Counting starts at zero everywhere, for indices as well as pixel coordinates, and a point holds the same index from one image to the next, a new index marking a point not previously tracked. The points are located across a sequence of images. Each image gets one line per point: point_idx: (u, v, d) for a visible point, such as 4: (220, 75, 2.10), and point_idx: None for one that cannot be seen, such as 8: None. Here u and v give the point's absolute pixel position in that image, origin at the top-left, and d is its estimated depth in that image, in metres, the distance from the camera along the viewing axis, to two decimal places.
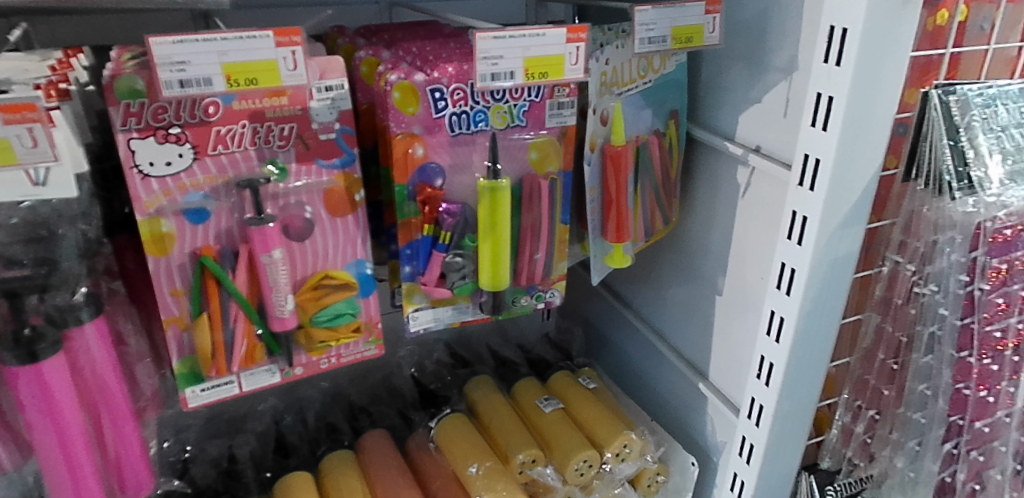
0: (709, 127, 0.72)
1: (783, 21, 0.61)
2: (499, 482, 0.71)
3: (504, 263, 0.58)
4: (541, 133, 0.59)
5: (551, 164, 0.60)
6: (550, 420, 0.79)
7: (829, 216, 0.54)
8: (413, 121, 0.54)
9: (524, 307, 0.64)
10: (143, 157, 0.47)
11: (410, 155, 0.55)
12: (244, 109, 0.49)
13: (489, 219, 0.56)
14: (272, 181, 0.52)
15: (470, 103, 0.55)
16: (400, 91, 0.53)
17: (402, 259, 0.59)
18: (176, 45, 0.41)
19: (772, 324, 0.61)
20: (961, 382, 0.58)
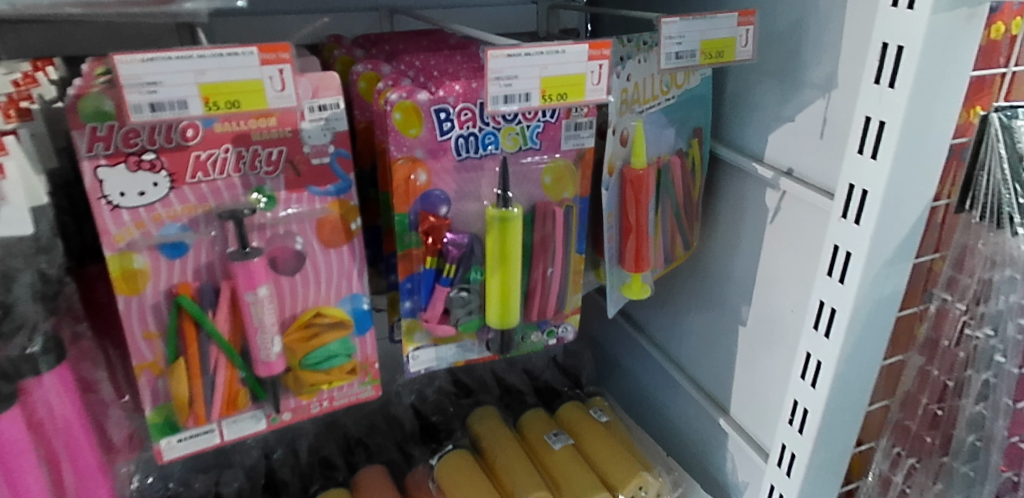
0: (734, 147, 0.67)
1: (821, 33, 0.56)
2: None
3: (514, 299, 0.53)
4: (557, 156, 0.53)
5: (567, 189, 0.54)
6: (559, 458, 0.74)
7: (876, 253, 0.49)
8: (415, 145, 0.48)
9: (535, 343, 0.59)
10: (113, 187, 0.42)
11: (412, 181, 0.49)
12: (227, 132, 0.44)
13: (498, 250, 0.51)
14: (259, 210, 0.46)
15: (478, 124, 0.50)
16: (401, 111, 0.47)
17: (401, 293, 0.53)
18: (146, 64, 0.36)
19: (807, 368, 0.56)
20: (1017, 434, 0.54)
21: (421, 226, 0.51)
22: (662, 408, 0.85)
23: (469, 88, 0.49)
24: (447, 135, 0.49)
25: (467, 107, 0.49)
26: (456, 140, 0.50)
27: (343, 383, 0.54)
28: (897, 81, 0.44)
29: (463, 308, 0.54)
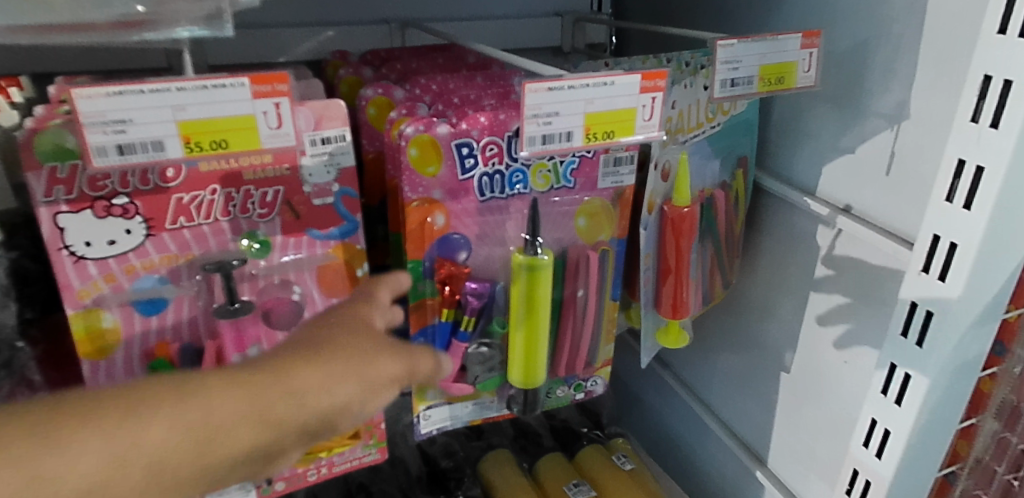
0: (781, 176, 0.60)
1: (890, 55, 0.48)
2: None
3: (541, 355, 0.46)
4: (593, 195, 0.47)
5: (604, 231, 0.49)
6: None
7: (962, 314, 0.43)
8: (433, 185, 0.43)
9: (560, 398, 0.53)
10: (77, 236, 0.35)
11: (429, 225, 0.44)
12: (214, 171, 0.37)
13: (524, 300, 0.45)
14: (250, 259, 0.40)
15: (506, 161, 0.44)
16: (417, 146, 0.41)
17: None
18: (113, 98, 0.29)
19: (872, 436, 0.49)
20: None
21: (438, 274, 0.45)
22: (689, 452, 0.78)
23: (495, 120, 0.43)
24: (470, 173, 0.43)
25: (495, 142, 0.43)
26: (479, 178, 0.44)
27: (344, 449, 0.48)
28: (1001, 122, 0.38)
29: (483, 364, 0.48)
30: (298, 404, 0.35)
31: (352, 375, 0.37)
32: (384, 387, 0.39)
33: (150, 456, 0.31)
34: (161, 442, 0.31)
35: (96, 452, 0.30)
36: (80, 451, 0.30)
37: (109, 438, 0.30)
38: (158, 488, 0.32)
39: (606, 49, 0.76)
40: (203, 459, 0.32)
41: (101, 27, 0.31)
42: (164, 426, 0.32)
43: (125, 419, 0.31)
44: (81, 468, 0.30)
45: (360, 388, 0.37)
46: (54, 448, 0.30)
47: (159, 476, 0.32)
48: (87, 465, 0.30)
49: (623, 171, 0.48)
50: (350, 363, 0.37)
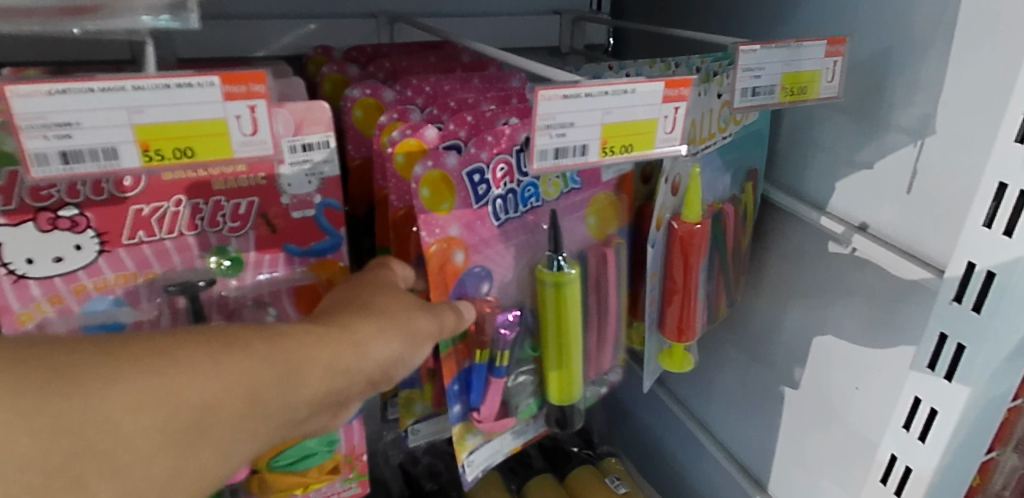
0: (790, 190, 0.57)
1: (915, 65, 0.45)
2: None
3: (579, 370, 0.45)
4: (598, 191, 0.47)
5: (612, 223, 0.48)
6: None
7: (995, 346, 0.40)
8: (449, 221, 0.39)
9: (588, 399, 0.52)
10: (16, 253, 0.31)
11: (450, 262, 0.40)
12: (179, 180, 0.33)
13: (553, 324, 0.43)
14: (219, 278, 0.36)
15: (516, 177, 0.41)
16: (428, 185, 0.38)
17: (448, 398, 0.44)
18: (55, 97, 0.25)
19: (894, 474, 0.48)
20: None
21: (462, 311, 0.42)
22: (683, 473, 0.75)
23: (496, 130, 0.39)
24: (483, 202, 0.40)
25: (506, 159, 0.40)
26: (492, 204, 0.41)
27: (323, 485, 0.43)
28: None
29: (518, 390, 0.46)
30: (365, 347, 0.32)
31: (402, 321, 0.35)
32: (427, 341, 0.37)
33: (236, 388, 0.26)
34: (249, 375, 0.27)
35: (181, 378, 0.25)
36: (164, 380, 0.25)
37: (190, 366, 0.26)
38: (238, 429, 0.27)
39: (604, 51, 0.72)
40: (287, 395, 0.29)
41: (37, 12, 0.26)
42: (249, 356, 0.27)
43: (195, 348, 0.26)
44: (169, 398, 0.25)
45: (412, 334, 0.35)
46: (131, 374, 0.24)
47: (243, 416, 0.27)
48: (173, 394, 0.25)
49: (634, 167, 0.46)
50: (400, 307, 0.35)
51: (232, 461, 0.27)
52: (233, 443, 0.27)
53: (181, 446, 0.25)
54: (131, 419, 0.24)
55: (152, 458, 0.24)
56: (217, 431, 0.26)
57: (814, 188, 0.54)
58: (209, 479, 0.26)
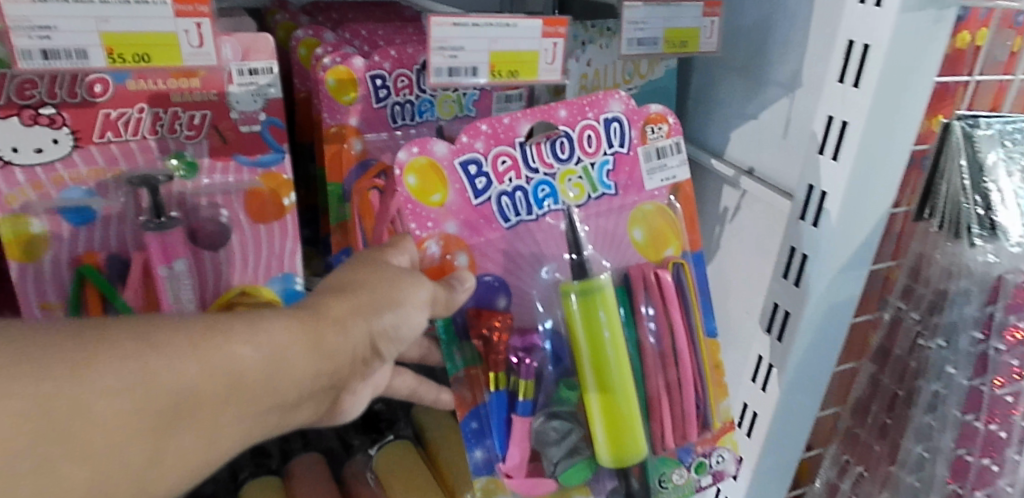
0: (696, 142, 0.64)
1: (787, 31, 0.52)
2: None
3: (622, 421, 0.46)
4: (643, 200, 0.51)
5: (670, 245, 0.52)
6: None
7: (832, 254, 0.48)
8: (443, 214, 0.46)
9: (680, 486, 0.51)
10: (3, 141, 0.38)
11: (451, 261, 0.46)
12: (142, 90, 0.40)
13: (589, 363, 0.46)
14: (177, 178, 0.43)
15: (525, 175, 0.48)
16: (413, 174, 0.45)
17: (471, 442, 0.48)
18: (36, 5, 0.32)
19: (759, 370, 0.55)
20: (964, 447, 0.50)
21: (475, 327, 0.47)
22: None
23: (469, 131, 0.47)
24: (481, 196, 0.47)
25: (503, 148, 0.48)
26: (495, 201, 0.48)
27: None
28: (861, 80, 0.42)
29: (559, 446, 0.48)
30: (350, 330, 0.37)
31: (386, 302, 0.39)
32: (416, 315, 0.41)
33: (206, 375, 0.30)
34: (222, 361, 0.31)
35: (154, 366, 0.29)
36: (142, 364, 0.28)
37: (174, 351, 0.29)
38: (216, 410, 0.31)
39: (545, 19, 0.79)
40: (267, 378, 0.33)
41: None
42: (232, 339, 0.31)
43: (174, 334, 0.30)
44: (143, 384, 0.28)
45: (405, 316, 0.40)
46: (119, 356, 0.28)
47: (221, 400, 0.31)
48: (149, 378, 0.28)
49: (670, 162, 0.52)
50: (397, 290, 0.40)
51: (207, 444, 0.31)
52: (210, 424, 0.31)
53: (161, 429, 0.29)
54: (109, 402, 0.27)
55: (127, 439, 0.28)
56: (196, 413, 0.30)
57: (716, 139, 0.62)
58: (187, 459, 0.30)
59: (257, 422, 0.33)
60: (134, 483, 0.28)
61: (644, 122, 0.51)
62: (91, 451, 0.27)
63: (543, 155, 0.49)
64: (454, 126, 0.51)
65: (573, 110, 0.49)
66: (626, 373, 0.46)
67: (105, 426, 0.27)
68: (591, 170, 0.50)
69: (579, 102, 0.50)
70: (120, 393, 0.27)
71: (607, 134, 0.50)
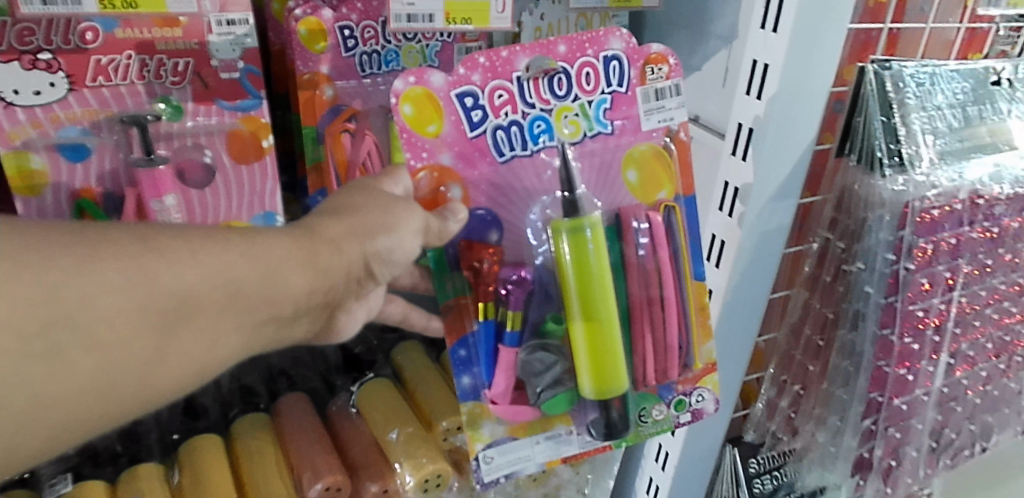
0: None
1: None
2: (422, 447, 0.58)
3: (607, 360, 0.51)
4: (639, 141, 0.54)
5: (662, 187, 0.55)
6: None
7: (760, 186, 0.53)
8: (439, 148, 0.50)
9: (660, 422, 0.57)
10: (6, 83, 0.42)
11: (444, 193, 0.51)
12: (129, 39, 0.45)
13: (578, 305, 0.50)
14: (164, 120, 0.47)
15: (522, 109, 0.52)
16: (408, 103, 0.49)
17: (461, 367, 0.54)
18: None
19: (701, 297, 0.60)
20: (882, 360, 0.56)
21: (466, 259, 0.52)
22: None
23: (466, 64, 0.50)
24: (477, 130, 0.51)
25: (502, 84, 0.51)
26: (490, 135, 0.52)
27: None
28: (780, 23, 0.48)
29: (548, 374, 0.53)
30: (338, 250, 0.41)
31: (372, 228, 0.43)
32: (405, 237, 0.45)
33: (205, 280, 0.33)
34: (218, 268, 0.33)
35: (156, 268, 0.31)
36: (146, 266, 0.31)
37: (175, 257, 0.32)
38: (212, 312, 0.34)
39: None
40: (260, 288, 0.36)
41: None
42: (228, 251, 0.34)
43: (173, 240, 0.32)
44: (146, 284, 0.31)
45: (397, 242, 0.44)
46: (123, 256, 0.31)
47: (218, 303, 0.34)
48: (152, 279, 0.31)
49: (668, 104, 0.54)
50: (386, 218, 0.44)
51: (203, 344, 0.34)
52: (207, 326, 0.34)
53: (162, 327, 0.32)
54: (114, 298, 0.30)
55: (130, 333, 0.30)
56: (194, 314, 0.33)
57: None
58: (185, 357, 0.33)
59: (248, 327, 0.36)
60: (138, 374, 0.31)
61: (644, 61, 0.53)
62: (98, 341, 0.30)
63: (541, 91, 0.52)
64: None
65: (573, 46, 0.52)
66: (611, 307, 0.50)
67: (111, 319, 0.30)
68: (588, 107, 0.53)
69: (580, 38, 0.52)
70: (125, 290, 0.30)
71: (605, 72, 0.53)
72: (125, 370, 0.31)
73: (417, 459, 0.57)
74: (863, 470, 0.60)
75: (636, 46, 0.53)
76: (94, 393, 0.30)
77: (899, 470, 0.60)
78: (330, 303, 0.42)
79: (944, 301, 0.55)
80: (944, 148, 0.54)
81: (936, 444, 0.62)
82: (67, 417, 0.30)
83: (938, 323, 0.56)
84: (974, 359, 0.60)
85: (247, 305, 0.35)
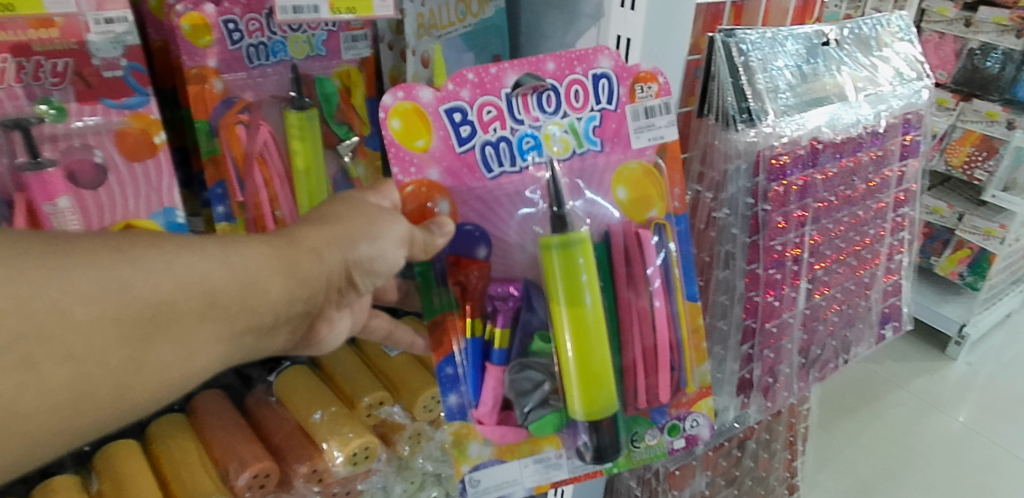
0: None
1: None
2: (346, 426, 0.59)
3: (600, 388, 0.56)
4: (631, 160, 0.61)
5: (652, 207, 0.61)
6: (404, 360, 0.67)
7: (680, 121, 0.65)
8: (428, 159, 0.57)
9: (651, 447, 0.64)
10: None
11: (430, 208, 0.57)
12: (4, 41, 0.45)
13: (574, 337, 0.56)
14: (48, 121, 0.47)
15: (507, 126, 0.59)
16: (397, 117, 0.56)
17: (448, 387, 0.60)
18: None
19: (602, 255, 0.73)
20: (751, 291, 0.63)
21: (454, 274, 0.60)
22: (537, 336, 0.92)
23: (453, 82, 0.56)
24: (467, 144, 0.58)
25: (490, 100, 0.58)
26: (477, 150, 0.58)
27: None
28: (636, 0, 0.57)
29: (531, 394, 0.59)
30: (317, 258, 0.45)
31: (348, 236, 0.48)
32: (388, 241, 0.50)
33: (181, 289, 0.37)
34: (194, 279, 0.38)
35: (134, 281, 0.35)
36: (124, 275, 0.35)
37: (146, 268, 0.36)
38: (192, 319, 0.38)
39: None
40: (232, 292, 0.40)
41: None
42: (206, 260, 0.39)
43: (153, 251, 0.37)
44: (124, 296, 0.35)
45: (376, 249, 0.49)
46: (90, 267, 0.34)
47: (198, 314, 0.38)
48: (132, 291, 0.35)
49: (657, 123, 0.62)
50: (368, 228, 0.49)
51: (183, 350, 0.38)
52: (182, 334, 0.38)
53: (135, 336, 0.36)
54: (90, 309, 0.34)
55: (107, 341, 0.34)
56: (174, 322, 0.37)
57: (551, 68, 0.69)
58: (159, 362, 0.37)
59: (228, 331, 0.41)
60: (111, 382, 0.35)
61: (632, 80, 0.60)
62: (71, 354, 0.33)
63: (529, 107, 0.59)
64: (305, 61, 0.54)
65: (561, 64, 0.59)
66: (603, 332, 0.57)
67: (83, 330, 0.34)
68: (576, 122, 0.60)
69: (569, 57, 0.59)
70: (92, 300, 0.34)
71: (593, 90, 0.60)
72: (102, 378, 0.35)
73: (342, 437, 0.58)
74: (746, 390, 0.69)
75: (624, 65, 0.60)
76: (71, 400, 0.34)
77: (775, 387, 0.69)
78: (308, 308, 0.47)
79: (799, 235, 0.63)
80: (784, 105, 0.62)
81: (805, 360, 0.71)
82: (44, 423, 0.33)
83: (796, 254, 0.64)
84: (829, 283, 0.69)
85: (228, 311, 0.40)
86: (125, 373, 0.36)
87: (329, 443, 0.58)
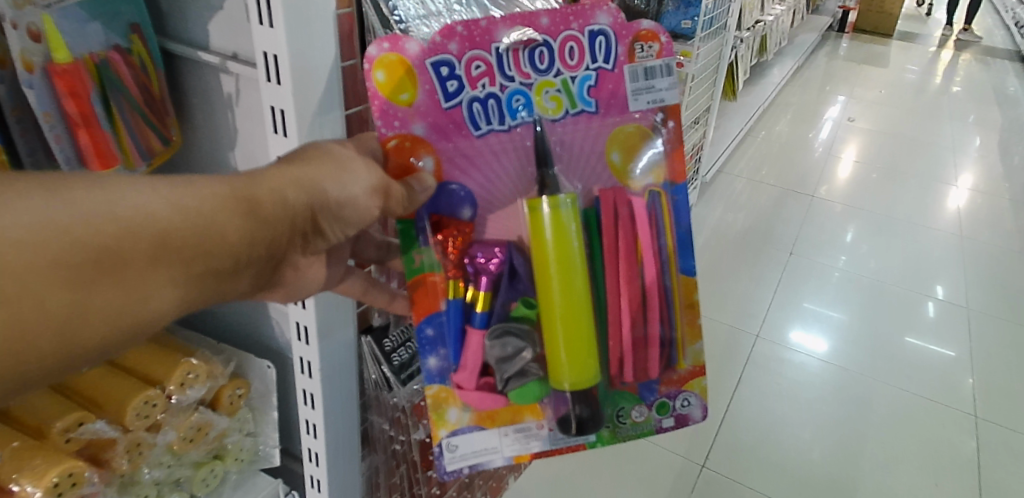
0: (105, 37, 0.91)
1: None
2: (28, 456, 0.93)
3: (564, 360, 0.89)
4: (626, 118, 0.94)
5: (618, 153, 0.94)
6: (96, 376, 1.06)
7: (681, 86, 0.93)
8: (406, 103, 0.87)
9: (641, 421, 1.00)
10: None
11: (420, 162, 0.89)
12: None
13: (558, 281, 0.87)
14: None
15: (492, 80, 0.89)
16: (381, 71, 0.85)
17: (429, 350, 0.94)
18: None
19: (643, 176, 0.95)
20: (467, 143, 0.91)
21: (437, 232, 0.93)
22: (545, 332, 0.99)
23: (443, 45, 0.87)
24: (453, 98, 0.88)
25: (479, 54, 0.88)
26: (467, 106, 0.89)
27: None
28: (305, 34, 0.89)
29: (503, 352, 0.94)
30: (282, 201, 0.71)
31: (335, 174, 0.77)
32: (360, 172, 0.79)
33: (136, 214, 0.59)
34: (91, 212, 0.56)
35: (79, 204, 0.56)
36: (53, 217, 0.54)
37: (87, 208, 0.56)
38: (153, 250, 0.60)
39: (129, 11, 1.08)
40: (180, 233, 0.62)
41: None
42: (160, 197, 0.61)
43: (66, 193, 0.56)
44: (66, 238, 0.54)
45: (343, 187, 0.77)
46: (26, 211, 0.53)
47: (152, 254, 0.60)
48: (83, 234, 0.55)
49: (659, 86, 0.93)
50: (336, 170, 0.77)
51: (163, 271, 0.61)
52: (132, 279, 0.59)
53: (80, 279, 0.55)
54: (39, 258, 0.53)
55: (65, 273, 0.54)
56: (133, 262, 0.58)
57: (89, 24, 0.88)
58: (104, 300, 0.57)
59: (197, 259, 0.63)
60: (59, 324, 0.55)
61: (634, 37, 0.92)
62: (12, 298, 0.52)
63: (523, 68, 0.89)
64: None
65: (553, 20, 0.89)
66: (564, 298, 0.88)
67: (21, 273, 0.52)
68: (570, 82, 0.92)
69: (565, 14, 0.90)
70: (32, 244, 0.53)
71: (591, 47, 0.91)
72: (47, 319, 0.54)
73: (34, 460, 0.92)
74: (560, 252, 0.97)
75: (620, 24, 0.92)
76: (20, 344, 0.53)
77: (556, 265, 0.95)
78: (274, 251, 0.73)
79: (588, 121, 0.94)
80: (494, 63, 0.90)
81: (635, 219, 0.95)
82: (9, 361, 0.53)
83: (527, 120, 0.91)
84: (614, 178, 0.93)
85: (202, 241, 0.63)
86: (76, 319, 0.56)
87: (19, 471, 0.92)
